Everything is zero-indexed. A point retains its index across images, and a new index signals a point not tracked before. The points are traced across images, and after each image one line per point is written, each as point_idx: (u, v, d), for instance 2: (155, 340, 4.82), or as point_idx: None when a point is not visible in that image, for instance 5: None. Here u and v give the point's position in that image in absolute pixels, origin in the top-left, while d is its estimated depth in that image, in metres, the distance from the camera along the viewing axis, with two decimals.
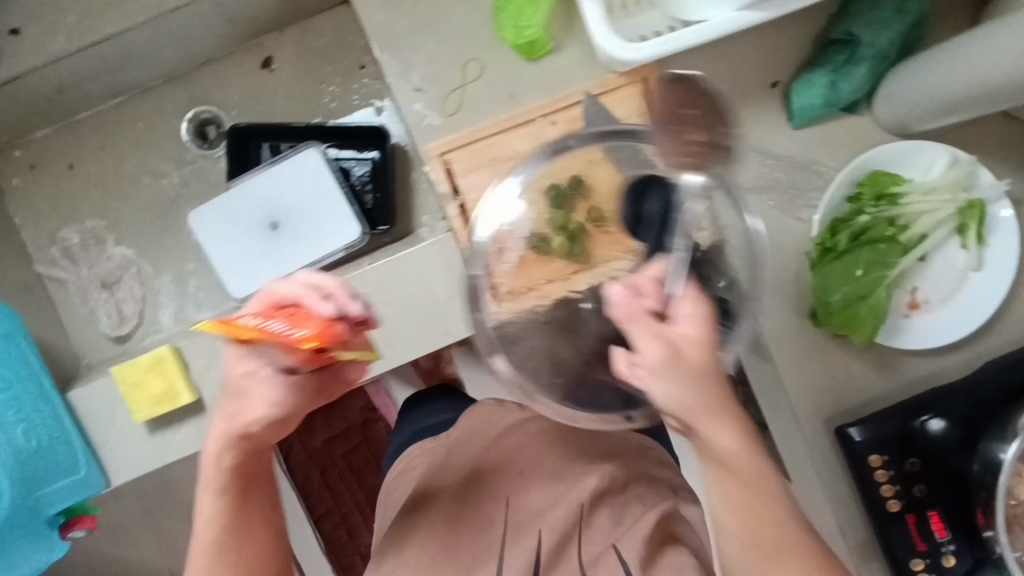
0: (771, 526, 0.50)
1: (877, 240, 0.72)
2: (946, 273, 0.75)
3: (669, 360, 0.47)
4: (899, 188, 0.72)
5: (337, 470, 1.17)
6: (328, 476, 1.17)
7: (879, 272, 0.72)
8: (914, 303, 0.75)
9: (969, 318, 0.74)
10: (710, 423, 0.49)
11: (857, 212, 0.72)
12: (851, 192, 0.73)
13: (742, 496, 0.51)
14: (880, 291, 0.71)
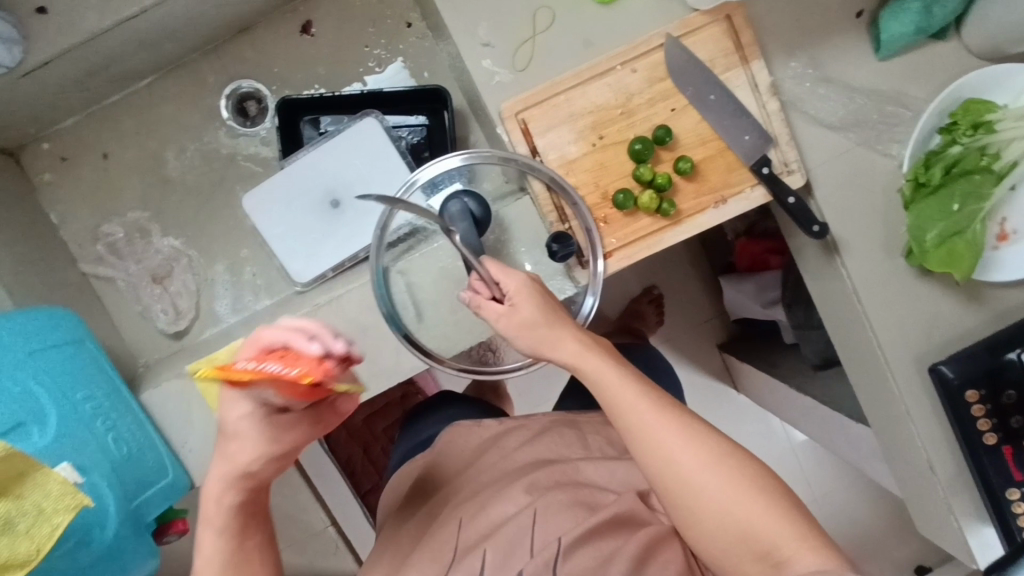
0: (640, 406, 0.54)
1: (970, 172, 0.68)
2: None
3: (556, 338, 0.57)
4: (997, 117, 0.66)
5: (380, 450, 1.15)
6: (374, 456, 1.15)
7: (973, 205, 0.68)
8: (1002, 234, 0.72)
9: None
10: (550, 343, 0.57)
11: (949, 144, 0.68)
12: (942, 121, 0.69)
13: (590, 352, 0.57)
14: (974, 227, 0.68)
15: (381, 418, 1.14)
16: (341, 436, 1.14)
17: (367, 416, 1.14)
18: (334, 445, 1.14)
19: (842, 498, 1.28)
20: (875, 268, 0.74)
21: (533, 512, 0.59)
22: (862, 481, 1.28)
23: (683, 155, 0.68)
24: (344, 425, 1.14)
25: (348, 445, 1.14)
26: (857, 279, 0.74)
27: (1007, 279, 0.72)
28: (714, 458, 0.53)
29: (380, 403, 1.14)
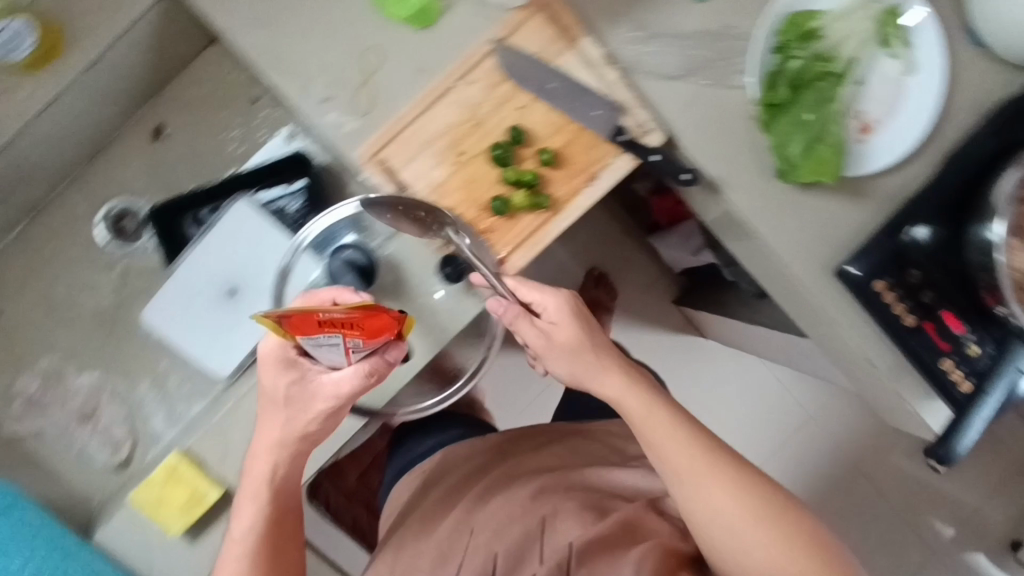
0: (655, 416, 0.68)
1: (812, 79, 0.71)
2: (883, 90, 0.73)
3: (597, 369, 0.70)
4: (816, 24, 0.70)
5: (368, 502, 1.13)
6: (366, 510, 1.13)
7: (825, 111, 0.71)
8: (864, 126, 0.73)
9: (914, 122, 0.73)
10: (587, 373, 0.70)
11: (786, 61, 0.71)
12: (773, 42, 0.71)
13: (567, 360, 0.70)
14: (829, 128, 0.70)
15: (367, 471, 1.12)
16: (330, 497, 1.12)
17: (357, 471, 1.13)
18: (324, 507, 1.12)
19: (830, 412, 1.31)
20: (758, 191, 0.74)
21: (546, 522, 0.73)
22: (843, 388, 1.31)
23: (543, 148, 0.72)
24: (337, 486, 1.12)
25: (341, 506, 1.12)
26: (745, 204, 0.74)
27: (880, 168, 0.73)
28: (742, 494, 0.64)
29: (361, 452, 1.12)
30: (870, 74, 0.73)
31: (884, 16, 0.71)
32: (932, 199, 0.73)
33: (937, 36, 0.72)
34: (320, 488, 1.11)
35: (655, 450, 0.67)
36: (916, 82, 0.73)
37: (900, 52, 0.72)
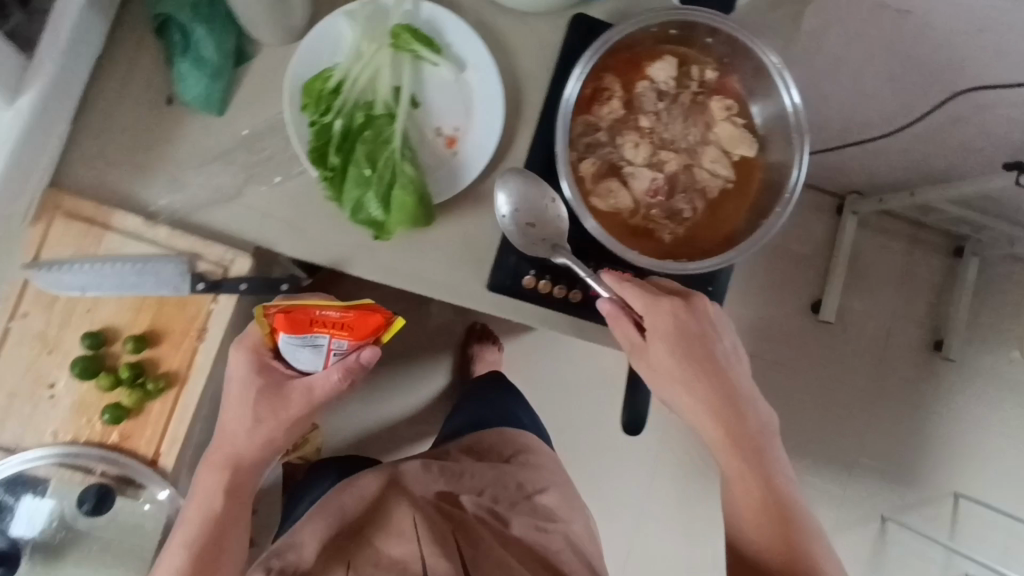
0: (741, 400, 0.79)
1: (356, 128, 0.78)
2: (446, 99, 0.84)
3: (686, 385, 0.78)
4: (334, 80, 0.78)
5: (224, 563, 0.78)
6: (223, 559, 0.78)
7: (388, 157, 0.78)
8: (450, 139, 0.84)
9: (490, 121, 0.83)
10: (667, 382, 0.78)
11: (327, 123, 0.78)
12: (300, 116, 0.78)
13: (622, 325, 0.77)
14: (403, 165, 0.79)
15: (225, 520, 0.78)
16: (205, 478, 0.78)
17: (282, 417, 0.76)
18: (207, 487, 0.78)
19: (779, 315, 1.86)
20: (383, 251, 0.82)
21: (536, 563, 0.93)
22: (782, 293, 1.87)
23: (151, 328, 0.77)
24: (214, 464, 0.78)
25: (226, 485, 0.78)
26: (371, 271, 0.82)
27: (482, 169, 0.83)
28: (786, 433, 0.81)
29: (235, 466, 0.79)
30: (427, 90, 0.83)
31: (392, 47, 0.80)
32: (631, 132, 0.78)
33: (480, 42, 0.83)
34: (216, 468, 0.78)
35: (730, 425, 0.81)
36: (469, 78, 0.84)
37: (442, 59, 0.82)
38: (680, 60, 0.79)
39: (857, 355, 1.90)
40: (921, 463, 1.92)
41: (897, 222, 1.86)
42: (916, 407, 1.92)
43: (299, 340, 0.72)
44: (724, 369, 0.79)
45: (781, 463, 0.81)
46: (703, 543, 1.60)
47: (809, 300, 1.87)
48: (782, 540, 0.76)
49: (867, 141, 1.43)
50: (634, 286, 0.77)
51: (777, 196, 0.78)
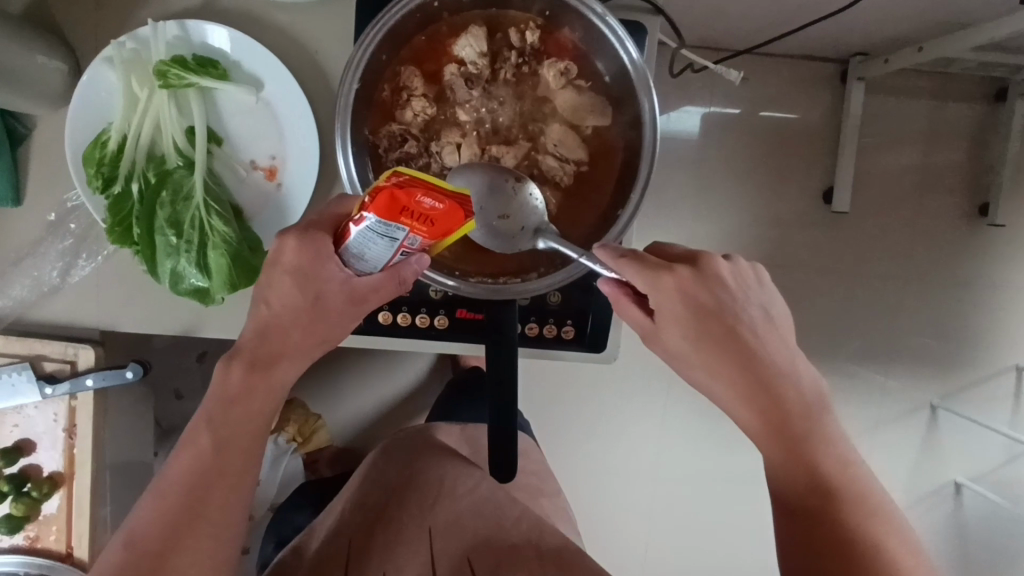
0: (745, 379, 0.57)
1: (153, 190, 0.70)
2: (251, 126, 0.73)
3: (750, 350, 0.57)
4: (113, 143, 0.69)
5: (245, 476, 0.59)
6: (235, 465, 0.58)
7: (193, 216, 0.70)
8: (269, 171, 0.73)
9: (305, 141, 0.72)
10: (725, 350, 0.57)
11: (122, 194, 0.70)
12: (91, 193, 0.70)
13: (694, 287, 0.57)
14: (212, 221, 0.70)
15: (242, 419, 0.58)
16: (231, 371, 0.58)
17: (338, 308, 0.58)
18: (242, 385, 0.58)
19: (782, 207, 1.24)
20: (228, 313, 0.74)
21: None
22: (775, 191, 1.23)
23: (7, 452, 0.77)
24: (237, 357, 0.59)
25: (259, 374, 0.59)
26: (226, 333, 0.75)
27: (310, 198, 0.73)
28: (789, 412, 0.57)
29: (274, 353, 0.59)
30: (228, 121, 0.72)
31: (163, 87, 0.68)
32: (448, 132, 0.64)
33: (264, 51, 0.70)
34: (240, 358, 0.59)
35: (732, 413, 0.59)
36: (269, 95, 0.72)
37: (228, 84, 0.70)
38: (491, 27, 0.65)
39: (901, 235, 1.26)
40: (984, 339, 1.29)
41: (927, 72, 1.21)
42: (974, 299, 1.28)
43: (380, 228, 0.49)
44: (759, 354, 0.57)
45: (834, 440, 0.57)
46: (714, 506, 1.24)
47: (819, 187, 1.24)
48: (836, 531, 0.55)
49: (797, 30, 1.02)
50: (629, 261, 0.57)
51: (635, 165, 0.64)
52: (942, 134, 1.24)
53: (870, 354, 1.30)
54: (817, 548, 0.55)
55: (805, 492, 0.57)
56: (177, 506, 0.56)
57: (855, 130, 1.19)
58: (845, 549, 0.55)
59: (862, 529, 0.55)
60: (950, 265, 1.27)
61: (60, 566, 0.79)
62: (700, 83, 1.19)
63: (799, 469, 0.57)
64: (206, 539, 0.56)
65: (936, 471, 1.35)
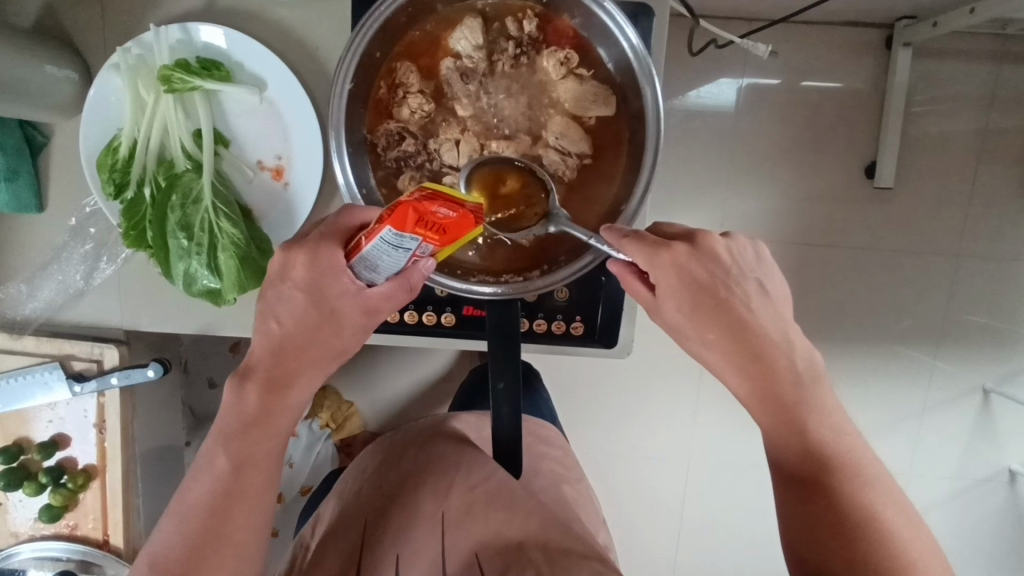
0: (738, 351, 0.55)
1: (164, 194, 0.71)
2: (256, 127, 0.73)
3: (743, 322, 0.55)
4: (124, 148, 0.70)
5: (260, 494, 0.60)
6: (253, 483, 0.59)
7: (203, 220, 0.70)
8: (275, 171, 0.74)
9: (309, 140, 0.72)
10: (718, 323, 0.55)
11: (135, 199, 0.71)
12: (105, 199, 0.72)
13: (694, 260, 0.54)
14: (221, 223, 0.71)
15: (259, 439, 0.59)
16: (246, 392, 0.59)
17: (349, 326, 0.59)
18: (259, 405, 0.59)
19: (819, 184, 1.18)
20: (240, 312, 0.75)
21: None
22: (814, 166, 1.17)
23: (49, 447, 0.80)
24: (252, 377, 0.60)
25: (275, 393, 0.60)
26: (239, 331, 0.76)
27: (316, 197, 0.73)
28: (784, 384, 0.55)
29: (288, 373, 0.60)
30: (232, 122, 0.73)
31: (167, 92, 0.69)
32: (446, 128, 0.63)
33: (265, 50, 0.70)
34: (257, 378, 0.59)
35: (727, 382, 0.58)
36: (272, 94, 0.72)
37: (230, 85, 0.70)
38: (487, 17, 0.63)
39: (954, 209, 1.18)
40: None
41: (981, 33, 1.12)
42: None
43: (394, 241, 0.48)
44: (751, 328, 0.55)
45: (824, 410, 0.56)
46: (744, 491, 1.21)
47: (861, 163, 1.17)
48: (830, 503, 0.54)
49: None
50: (631, 240, 0.54)
51: (640, 154, 0.61)
52: (1003, 100, 1.14)
53: (918, 334, 1.23)
54: (814, 522, 0.54)
55: (798, 463, 0.56)
56: (199, 525, 0.57)
57: (901, 98, 1.11)
58: (840, 519, 0.53)
59: (857, 502, 0.54)
60: (1012, 238, 1.18)
61: (97, 553, 0.83)
62: (730, 56, 1.14)
63: (793, 442, 0.56)
64: (229, 556, 0.58)
65: (989, 456, 1.29)
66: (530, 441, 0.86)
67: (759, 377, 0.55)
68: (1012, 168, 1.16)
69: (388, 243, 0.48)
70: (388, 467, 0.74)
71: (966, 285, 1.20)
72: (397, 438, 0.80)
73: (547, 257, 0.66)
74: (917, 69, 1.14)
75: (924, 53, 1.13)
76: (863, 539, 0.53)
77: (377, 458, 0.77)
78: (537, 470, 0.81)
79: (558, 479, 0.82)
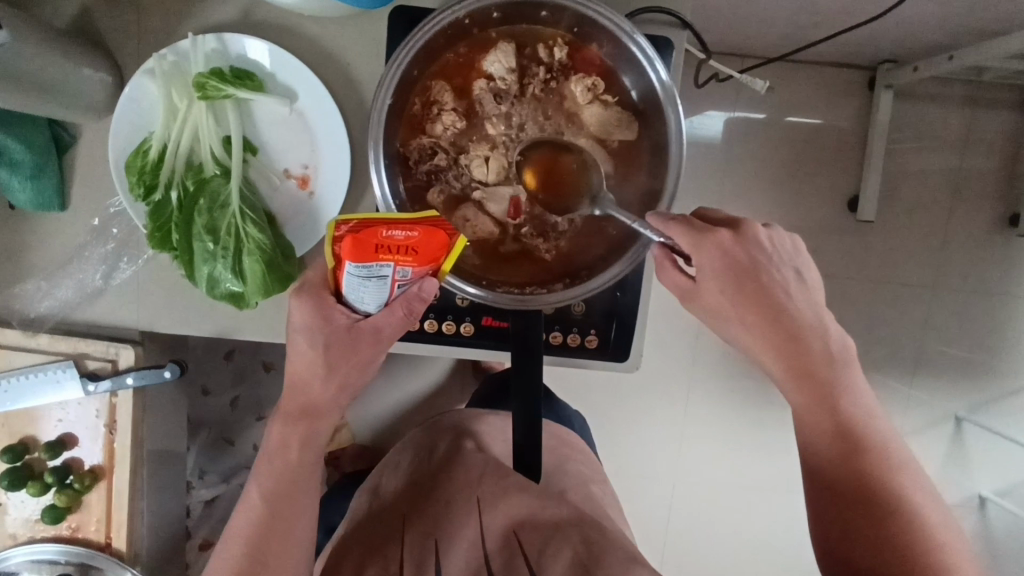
0: (775, 331, 0.59)
1: (191, 197, 0.72)
2: (284, 136, 0.75)
3: (780, 305, 0.59)
4: (154, 151, 0.72)
5: (301, 510, 0.69)
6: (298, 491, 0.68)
7: (229, 224, 0.71)
8: (301, 180, 0.75)
9: (338, 151, 0.74)
10: (758, 303, 0.59)
11: (162, 201, 0.73)
12: (132, 200, 0.73)
13: (736, 246, 0.59)
14: (247, 228, 0.72)
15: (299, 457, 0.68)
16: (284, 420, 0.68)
17: (355, 361, 0.65)
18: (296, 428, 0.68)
19: (807, 214, 1.23)
20: (258, 316, 0.77)
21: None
22: (803, 196, 1.23)
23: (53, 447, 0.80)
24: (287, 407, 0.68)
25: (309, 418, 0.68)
26: (257, 334, 0.78)
27: (340, 206, 0.75)
28: (818, 364, 0.59)
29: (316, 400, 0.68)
30: (261, 131, 0.75)
31: (201, 98, 0.71)
32: (478, 144, 0.66)
33: (300, 63, 0.72)
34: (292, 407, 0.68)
35: (762, 363, 0.61)
36: (302, 106, 0.74)
37: (263, 95, 0.72)
38: (520, 42, 0.66)
39: (930, 243, 1.24)
40: (1014, 345, 1.27)
41: (956, 79, 1.19)
42: (1003, 307, 1.26)
43: (364, 272, 0.57)
44: (788, 310, 0.59)
45: (854, 391, 0.59)
46: (729, 507, 1.26)
47: (845, 196, 1.23)
48: (861, 481, 0.56)
49: (829, 37, 1.02)
50: (676, 222, 0.60)
51: (663, 176, 0.64)
52: (975, 142, 1.22)
53: (893, 363, 1.28)
54: (847, 500, 0.57)
55: (832, 444, 0.58)
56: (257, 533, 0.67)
57: (883, 136, 1.18)
58: (869, 497, 0.56)
59: (889, 480, 0.56)
60: (983, 272, 1.25)
61: (99, 556, 0.82)
62: (725, 90, 1.20)
63: (827, 421, 0.58)
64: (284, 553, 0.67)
65: (959, 482, 1.33)
66: (554, 442, 0.88)
67: (794, 358, 0.59)
68: (982, 207, 1.23)
69: (354, 271, 0.57)
70: (419, 469, 0.80)
71: (942, 314, 1.26)
72: (425, 439, 0.86)
73: (570, 272, 0.69)
74: (898, 110, 1.21)
75: (904, 94, 1.20)
76: (894, 513, 0.55)
77: (408, 454, 0.85)
78: (564, 470, 0.83)
79: (585, 478, 0.84)
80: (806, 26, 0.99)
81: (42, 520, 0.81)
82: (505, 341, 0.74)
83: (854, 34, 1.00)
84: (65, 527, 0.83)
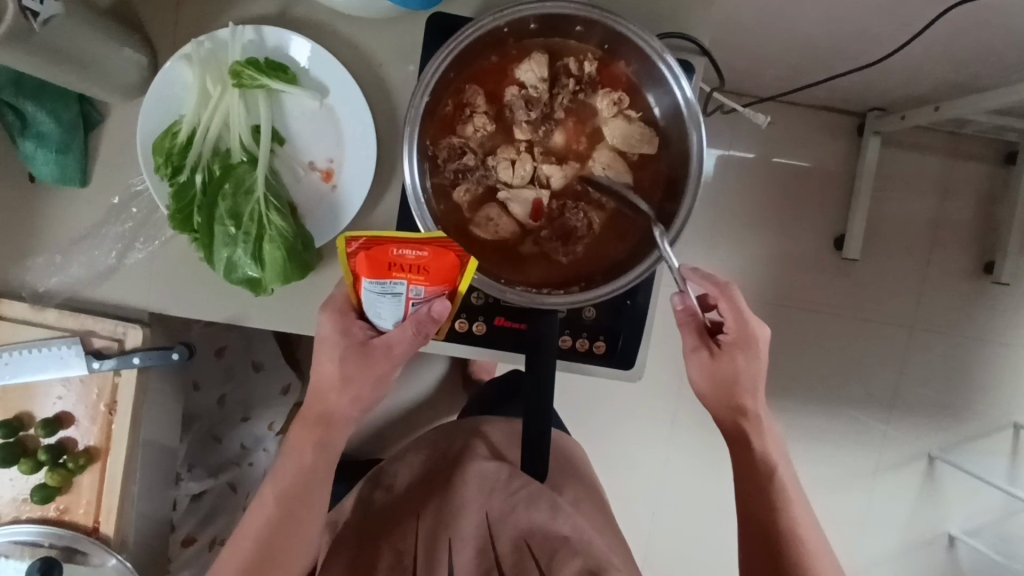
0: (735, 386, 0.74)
1: (216, 181, 0.73)
2: (312, 129, 0.77)
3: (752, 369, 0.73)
4: (183, 134, 0.73)
5: (316, 506, 0.76)
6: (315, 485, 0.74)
7: (252, 210, 0.72)
8: (325, 173, 0.77)
9: (364, 148, 0.76)
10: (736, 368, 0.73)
11: (186, 183, 0.73)
12: (157, 180, 0.74)
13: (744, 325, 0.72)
14: (269, 215, 0.73)
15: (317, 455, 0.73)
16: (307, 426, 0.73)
17: (372, 375, 0.70)
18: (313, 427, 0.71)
19: (796, 248, 1.28)
20: (270, 303, 0.77)
21: None
22: (795, 230, 1.28)
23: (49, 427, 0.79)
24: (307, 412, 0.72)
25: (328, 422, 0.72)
26: (267, 322, 0.78)
27: (361, 203, 0.77)
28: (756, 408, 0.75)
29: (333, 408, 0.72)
30: (289, 122, 0.76)
31: (235, 86, 0.72)
32: (506, 146, 0.69)
33: (335, 60, 0.74)
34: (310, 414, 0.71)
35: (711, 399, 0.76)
36: (332, 101, 0.76)
37: (296, 88, 0.74)
38: (552, 55, 0.69)
39: (910, 284, 1.30)
40: (984, 389, 1.32)
41: (939, 131, 1.26)
42: (977, 350, 1.31)
43: (378, 288, 0.62)
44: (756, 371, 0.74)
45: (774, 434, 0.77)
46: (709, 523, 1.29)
47: (833, 233, 1.28)
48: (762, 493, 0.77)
49: (827, 81, 1.08)
50: (721, 298, 0.72)
51: (680, 193, 0.67)
52: (955, 192, 1.28)
53: (871, 399, 1.32)
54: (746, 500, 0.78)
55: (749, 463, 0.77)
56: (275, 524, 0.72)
57: (870, 179, 1.24)
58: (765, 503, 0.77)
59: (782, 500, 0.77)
60: (959, 314, 1.30)
61: (85, 540, 0.80)
62: (725, 124, 1.25)
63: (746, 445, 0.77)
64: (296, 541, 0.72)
65: (931, 521, 1.35)
66: None
67: (736, 403, 0.75)
68: (960, 253, 1.29)
69: (369, 289, 0.63)
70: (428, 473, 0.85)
71: (920, 353, 1.31)
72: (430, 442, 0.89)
73: (585, 278, 0.70)
74: (884, 156, 1.27)
75: (891, 142, 1.27)
76: (797, 568, 0.75)
77: None
78: None
79: None
80: (808, 66, 1.04)
81: (31, 499, 0.79)
82: (516, 343, 0.75)
83: (850, 79, 1.06)
84: (52, 508, 0.81)
